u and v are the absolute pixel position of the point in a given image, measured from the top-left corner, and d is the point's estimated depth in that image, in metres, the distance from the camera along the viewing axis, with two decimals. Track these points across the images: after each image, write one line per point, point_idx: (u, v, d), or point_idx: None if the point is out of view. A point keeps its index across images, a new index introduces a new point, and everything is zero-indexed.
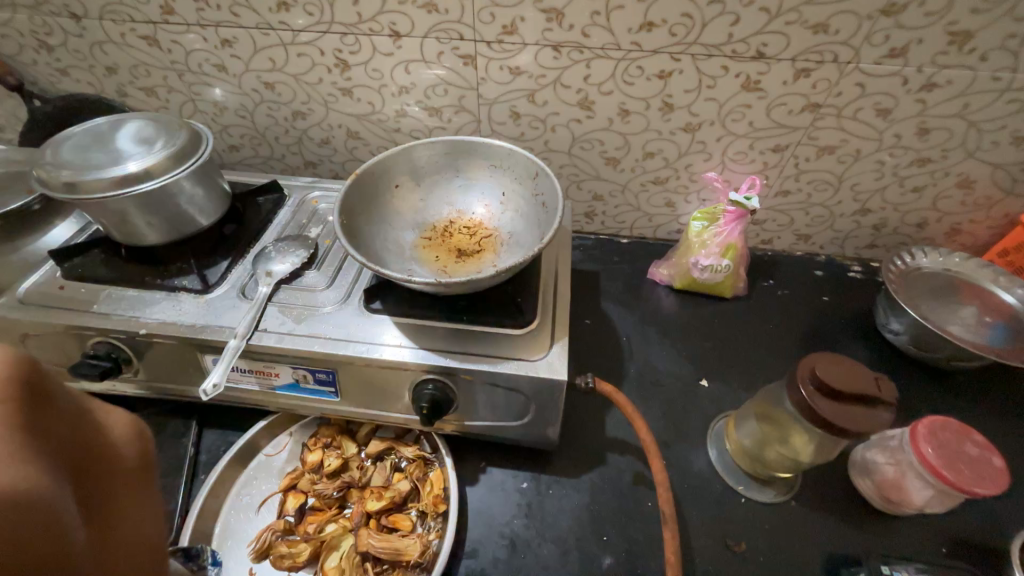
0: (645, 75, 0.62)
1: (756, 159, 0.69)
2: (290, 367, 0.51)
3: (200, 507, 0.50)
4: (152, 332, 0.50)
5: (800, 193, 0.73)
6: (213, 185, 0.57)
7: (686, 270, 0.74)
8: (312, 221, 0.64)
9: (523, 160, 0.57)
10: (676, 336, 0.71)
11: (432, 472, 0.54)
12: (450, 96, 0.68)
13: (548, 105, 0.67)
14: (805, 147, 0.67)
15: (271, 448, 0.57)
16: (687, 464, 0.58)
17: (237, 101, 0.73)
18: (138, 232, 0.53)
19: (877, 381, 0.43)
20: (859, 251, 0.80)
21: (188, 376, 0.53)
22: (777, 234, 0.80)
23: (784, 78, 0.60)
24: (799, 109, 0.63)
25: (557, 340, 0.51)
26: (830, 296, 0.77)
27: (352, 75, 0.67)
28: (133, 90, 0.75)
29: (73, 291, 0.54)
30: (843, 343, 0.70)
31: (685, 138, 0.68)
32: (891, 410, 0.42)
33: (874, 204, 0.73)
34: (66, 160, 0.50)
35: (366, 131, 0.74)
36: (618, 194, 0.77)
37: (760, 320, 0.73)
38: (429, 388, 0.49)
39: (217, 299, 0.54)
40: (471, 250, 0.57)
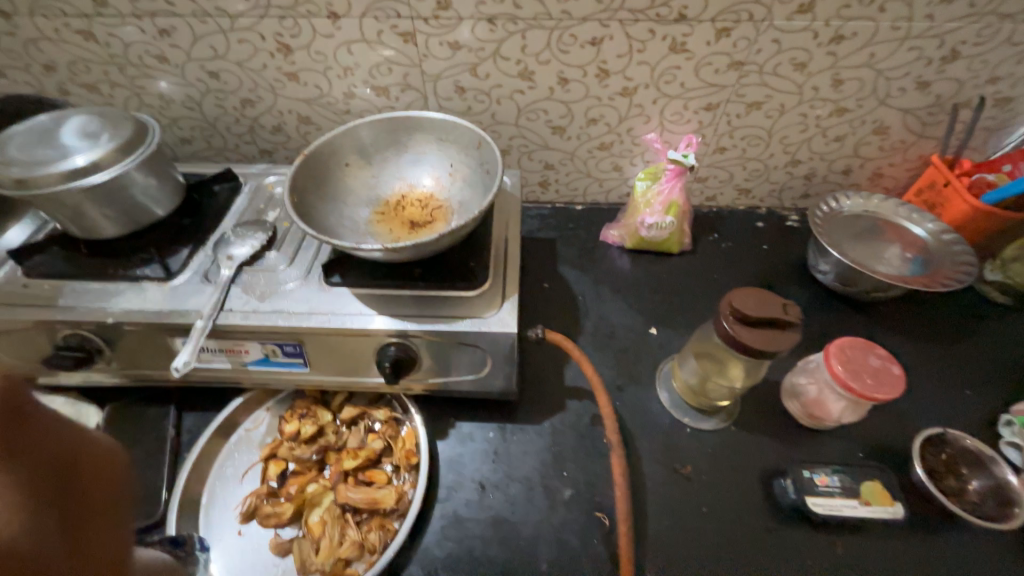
0: (578, 43, 0.65)
1: (692, 119, 0.73)
2: (259, 343, 0.54)
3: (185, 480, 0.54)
4: (120, 320, 0.52)
5: (735, 149, 0.77)
6: (165, 176, 0.59)
7: (635, 229, 0.79)
8: (269, 205, 0.66)
9: (467, 131, 0.60)
10: (628, 291, 0.76)
11: (404, 430, 0.59)
12: (395, 74, 0.70)
13: (490, 78, 0.69)
14: (735, 104, 0.71)
15: (250, 422, 0.61)
16: (639, 404, 0.64)
17: (183, 92, 0.74)
18: (95, 225, 0.55)
19: (785, 305, 0.49)
20: (796, 201, 0.86)
21: (162, 361, 0.56)
22: (719, 190, 0.85)
23: (707, 39, 0.64)
24: (724, 67, 0.67)
25: (508, 297, 0.55)
26: (769, 244, 0.83)
27: (295, 59, 0.68)
28: (75, 88, 0.74)
29: (36, 288, 0.55)
30: (779, 286, 0.77)
31: (624, 102, 0.72)
32: (799, 329, 0.48)
33: (803, 155, 0.78)
34: (13, 157, 0.50)
35: (317, 115, 0.76)
36: (568, 162, 0.81)
37: (705, 271, 0.79)
38: (392, 350, 0.53)
39: (182, 285, 0.56)
40: (424, 221, 0.60)
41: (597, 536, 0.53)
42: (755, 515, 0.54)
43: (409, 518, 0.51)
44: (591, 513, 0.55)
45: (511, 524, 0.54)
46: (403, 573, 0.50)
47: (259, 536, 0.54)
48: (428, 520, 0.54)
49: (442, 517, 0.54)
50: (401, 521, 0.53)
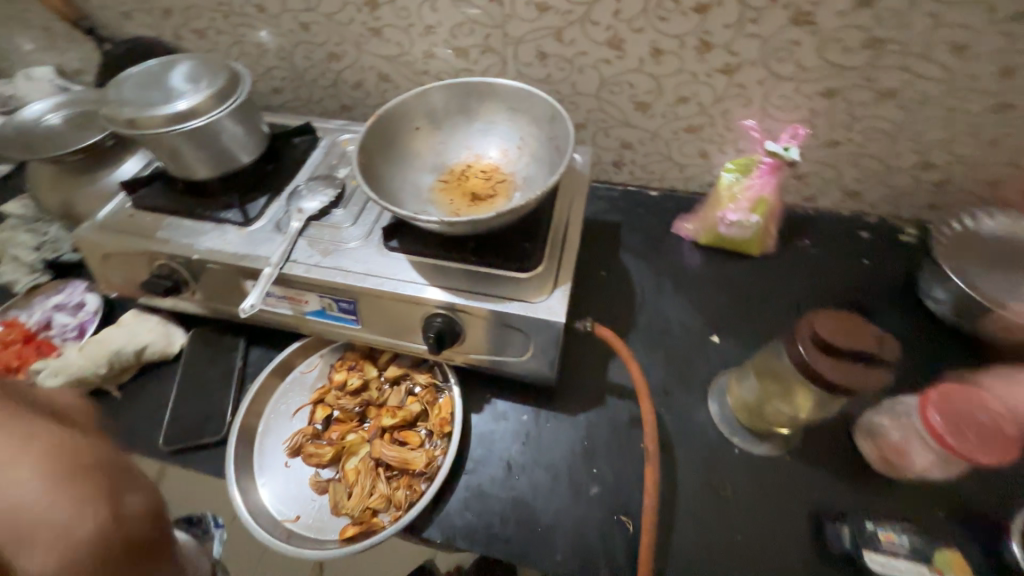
0: (680, 9, 0.58)
1: (803, 105, 0.63)
2: (318, 296, 0.57)
3: (247, 408, 0.60)
4: (204, 257, 0.58)
5: (851, 144, 0.66)
6: (252, 125, 0.62)
7: (712, 224, 0.72)
8: (342, 162, 0.67)
9: (541, 102, 0.56)
10: (694, 292, 0.70)
11: (441, 398, 0.60)
12: (476, 35, 0.67)
13: (575, 44, 0.64)
14: (861, 90, 0.60)
15: (305, 366, 0.66)
16: (685, 414, 0.59)
17: (277, 43, 0.76)
18: (189, 167, 0.59)
19: (879, 339, 0.42)
20: (917, 213, 0.73)
21: (236, 299, 0.61)
22: (821, 191, 0.74)
23: (841, 9, 0.54)
24: (855, 45, 0.56)
25: (561, 284, 0.53)
26: (872, 259, 0.71)
27: (381, 15, 0.68)
28: (187, 34, 0.79)
29: (140, 219, 0.62)
30: (876, 309, 0.66)
31: (723, 81, 0.64)
32: (892, 369, 0.41)
33: (938, 159, 0.65)
34: (127, 97, 0.55)
35: (396, 73, 0.75)
36: (648, 143, 0.74)
37: (787, 281, 0.70)
38: (438, 321, 0.54)
39: (257, 231, 0.60)
40: (485, 194, 0.58)
41: (619, 539, 0.51)
42: (800, 552, 0.50)
43: (436, 483, 0.53)
44: (615, 515, 0.53)
45: (532, 508, 0.54)
46: (423, 532, 0.53)
47: (304, 471, 0.59)
48: (454, 488, 0.55)
49: (466, 488, 0.55)
50: (427, 484, 0.55)
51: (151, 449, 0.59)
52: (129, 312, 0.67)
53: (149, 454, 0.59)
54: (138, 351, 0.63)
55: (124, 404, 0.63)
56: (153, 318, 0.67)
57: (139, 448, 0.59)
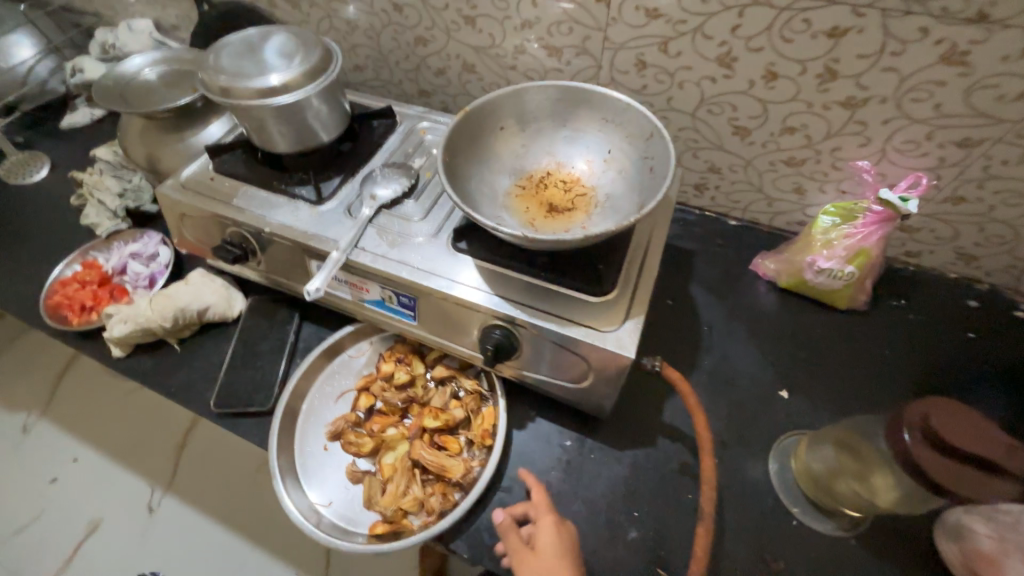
0: (810, 31, 0.52)
1: (931, 153, 0.56)
2: (380, 287, 0.56)
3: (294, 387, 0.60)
4: (274, 232, 0.58)
5: (979, 203, 0.59)
6: (336, 104, 0.61)
7: (798, 268, 0.66)
8: (417, 151, 0.66)
9: (640, 118, 0.52)
10: (766, 338, 0.65)
11: (485, 407, 0.58)
12: (574, 35, 0.63)
13: (680, 57, 0.60)
14: (1007, 146, 0.53)
15: (354, 351, 0.65)
16: (741, 470, 0.55)
17: (368, 21, 0.75)
18: (272, 140, 0.59)
19: (1008, 448, 0.38)
20: None
21: (298, 276, 0.61)
22: (928, 248, 0.66)
23: (1009, 52, 0.46)
24: (1014, 95, 0.49)
25: (633, 316, 0.49)
26: (978, 333, 0.64)
27: (478, 3, 0.65)
28: (282, 2, 0.80)
29: (219, 184, 0.62)
30: (975, 390, 0.59)
31: (841, 115, 0.57)
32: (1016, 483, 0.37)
33: None
34: (224, 65, 0.55)
35: (482, 65, 0.73)
36: (739, 170, 0.69)
37: (873, 342, 0.64)
38: (496, 334, 0.51)
39: (328, 212, 0.59)
40: (563, 206, 0.55)
41: None
42: None
43: (471, 496, 0.52)
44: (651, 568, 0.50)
45: None
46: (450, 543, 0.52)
47: (341, 457, 0.59)
48: (488, 503, 0.54)
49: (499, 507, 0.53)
50: (461, 495, 0.54)
51: (202, 409, 0.61)
52: (198, 270, 0.69)
53: (200, 413, 0.61)
54: (200, 311, 0.65)
55: (181, 360, 0.65)
56: (217, 279, 0.68)
57: (193, 406, 0.61)
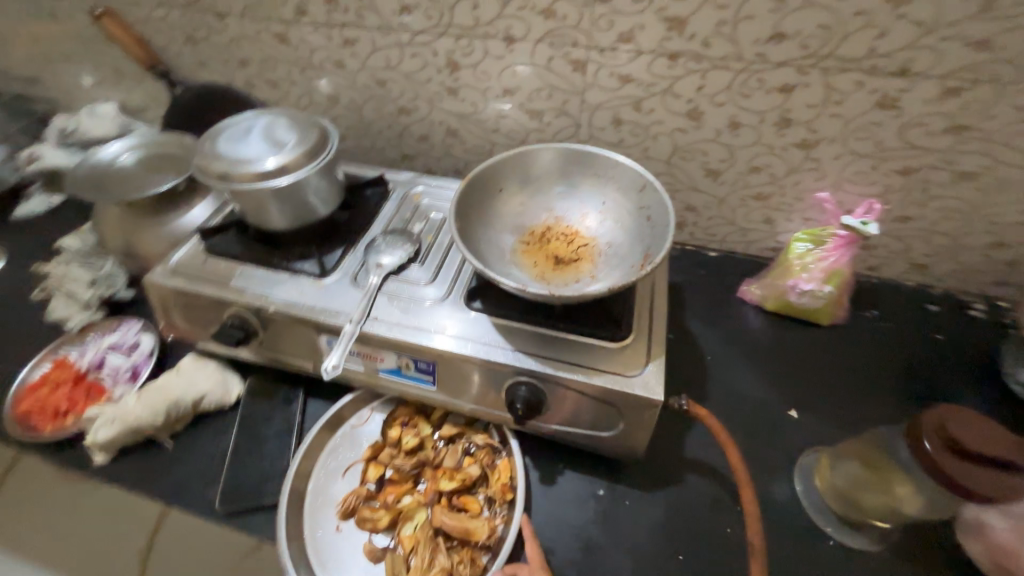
0: (764, 88, 0.59)
1: (878, 182, 0.64)
2: (396, 355, 0.55)
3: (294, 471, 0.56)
4: (279, 310, 0.56)
5: (924, 220, 0.66)
6: (334, 179, 0.62)
7: (781, 292, 0.71)
8: (415, 216, 0.67)
9: (630, 172, 0.57)
10: (765, 361, 0.68)
11: (500, 461, 0.57)
12: (553, 100, 0.68)
13: (653, 114, 0.65)
14: (939, 171, 0.61)
15: (356, 419, 0.63)
16: (770, 496, 0.56)
17: (348, 95, 0.78)
18: (270, 218, 0.59)
19: (1019, 447, 0.41)
20: (984, 288, 0.72)
21: (304, 353, 0.59)
22: (886, 262, 0.74)
23: (929, 97, 0.55)
24: (939, 131, 0.57)
25: (653, 358, 0.51)
26: (945, 334, 0.70)
27: (460, 76, 0.70)
28: (259, 82, 0.81)
29: (213, 266, 0.60)
30: (954, 388, 0.65)
31: (799, 155, 0.64)
32: None
33: (1012, 239, 0.65)
34: (222, 150, 0.56)
35: (465, 130, 0.76)
36: (713, 208, 0.74)
37: (859, 353, 0.69)
38: (522, 391, 0.51)
39: (333, 284, 0.58)
40: (569, 258, 0.57)
41: None
42: None
43: (501, 557, 0.50)
44: None
45: None
46: None
47: (356, 537, 0.55)
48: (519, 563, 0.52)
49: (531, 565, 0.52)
50: (490, 557, 0.52)
51: (202, 512, 0.55)
52: (188, 356, 0.64)
53: (200, 517, 0.55)
54: (197, 400, 0.61)
55: (172, 460, 0.59)
56: (211, 364, 0.64)
57: (192, 509, 0.55)
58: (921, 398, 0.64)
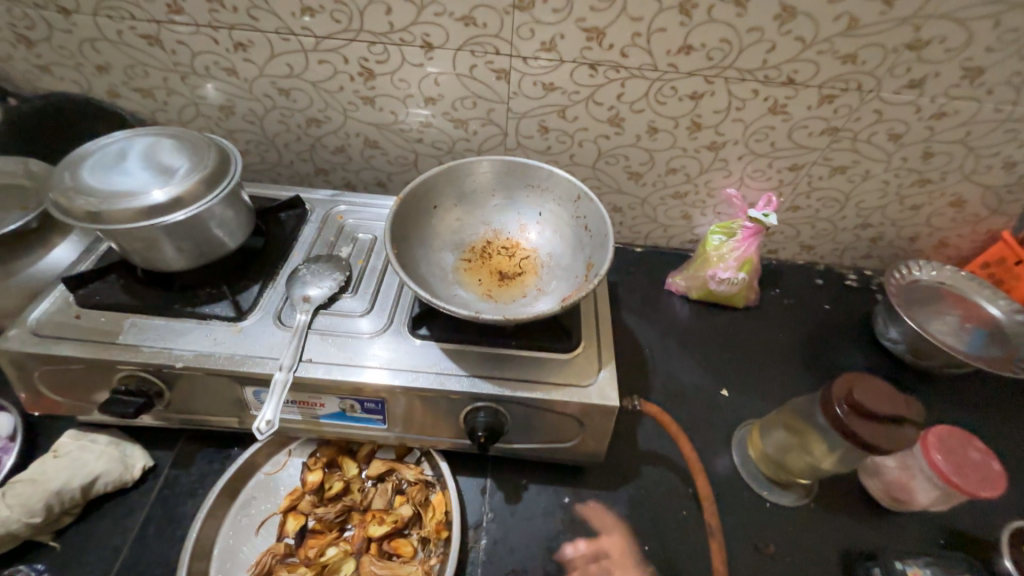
0: (677, 95, 0.63)
1: (773, 177, 0.72)
2: (339, 398, 0.50)
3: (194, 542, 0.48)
4: (188, 365, 0.48)
5: (810, 208, 0.76)
6: (241, 206, 0.55)
7: (703, 282, 0.77)
8: (341, 239, 0.62)
9: (564, 182, 0.57)
10: (696, 347, 0.74)
11: (434, 496, 0.54)
12: (478, 109, 0.66)
13: (578, 121, 0.66)
14: (820, 167, 0.70)
15: (271, 466, 0.56)
16: (714, 473, 0.61)
17: (245, 105, 0.68)
18: (164, 258, 0.50)
19: (907, 402, 0.49)
20: (855, 261, 0.85)
21: (226, 408, 0.52)
22: (783, 246, 0.83)
23: (810, 103, 0.62)
24: (819, 132, 0.65)
25: (605, 364, 0.52)
26: (833, 304, 0.81)
27: (376, 84, 0.65)
28: (127, 92, 0.68)
29: (92, 321, 0.50)
30: (844, 350, 0.75)
31: (708, 156, 0.70)
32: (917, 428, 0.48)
33: (875, 220, 0.77)
34: (88, 183, 0.46)
35: (386, 141, 0.71)
36: (637, 207, 0.78)
37: (770, 329, 0.77)
38: (482, 417, 0.49)
39: (254, 327, 0.52)
40: (513, 272, 0.56)
41: None
42: None
43: None
44: None
45: None
46: None
47: None
48: None
49: None
50: None
51: None
52: (66, 434, 0.53)
53: None
54: (85, 486, 0.50)
55: (62, 562, 0.49)
56: (99, 439, 0.53)
57: None
58: (821, 364, 0.73)
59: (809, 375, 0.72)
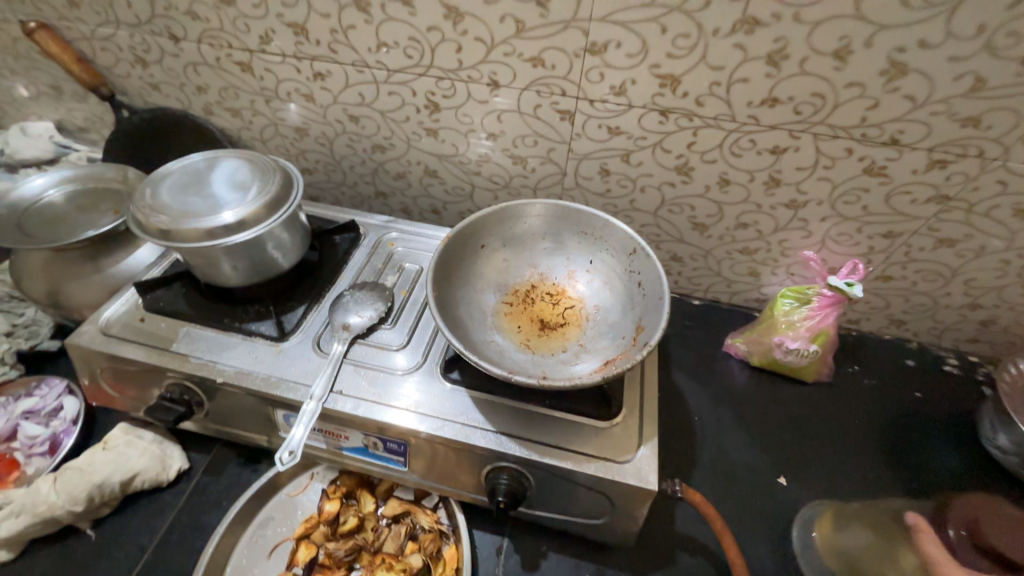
0: (755, 148, 0.57)
1: (862, 243, 0.64)
2: (363, 434, 0.49)
3: (209, 558, 0.48)
4: (227, 381, 0.49)
5: (904, 280, 0.66)
6: (298, 229, 0.56)
7: (768, 349, 0.69)
8: (388, 266, 0.62)
9: (620, 233, 0.54)
10: (753, 421, 0.66)
11: (446, 548, 0.52)
12: (539, 147, 0.65)
13: (642, 166, 0.63)
14: (922, 237, 0.61)
15: (292, 487, 0.56)
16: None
17: (318, 129, 0.72)
18: (222, 275, 0.53)
19: None
20: (957, 344, 0.72)
21: (257, 426, 0.52)
22: (867, 317, 0.73)
23: (915, 167, 0.54)
24: (924, 199, 0.57)
25: (646, 440, 0.47)
26: (924, 392, 0.70)
27: (441, 117, 0.65)
28: (219, 110, 0.74)
29: (153, 326, 0.54)
30: (935, 450, 0.64)
31: (785, 214, 0.63)
32: None
33: (987, 301, 0.65)
34: (165, 201, 0.49)
35: (444, 170, 0.72)
36: (699, 259, 0.72)
37: (843, 412, 0.67)
38: (504, 479, 0.46)
39: (293, 349, 0.52)
40: (555, 322, 0.53)
41: None
42: None
43: None
44: None
45: None
46: None
47: None
48: None
49: None
50: None
51: None
52: (118, 426, 0.56)
53: None
54: (125, 482, 0.52)
55: (94, 553, 0.51)
56: (145, 436, 0.56)
57: None
58: (905, 462, 0.63)
59: (889, 474, 0.61)
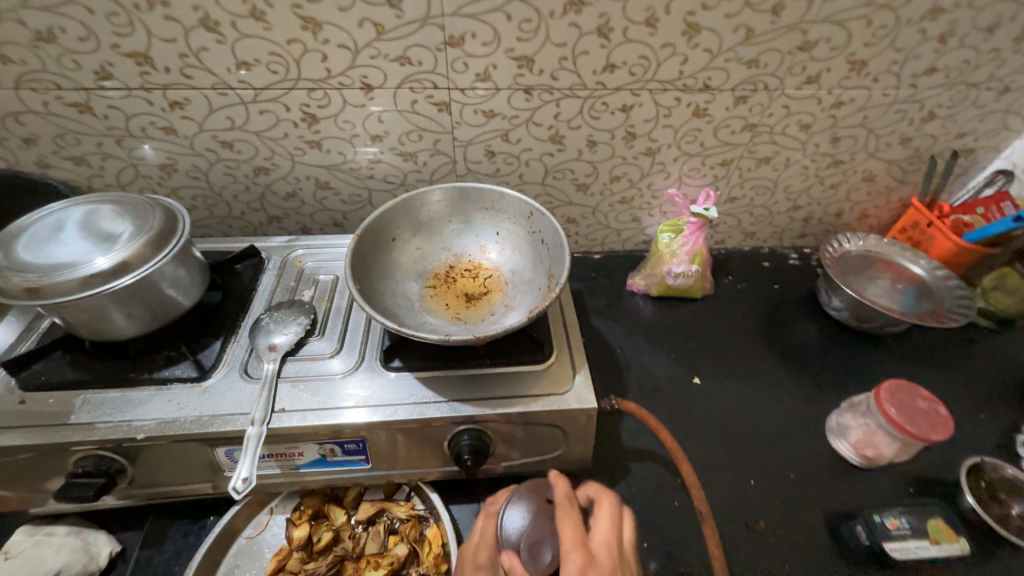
0: (609, 109, 0.67)
1: (708, 174, 0.77)
2: (317, 444, 0.49)
3: None
4: (149, 435, 0.46)
5: (745, 198, 0.82)
6: (194, 264, 0.53)
7: (661, 278, 0.81)
8: (302, 282, 0.61)
9: (516, 202, 0.60)
10: (663, 340, 0.77)
11: (428, 530, 0.53)
12: (425, 141, 0.69)
13: (521, 142, 0.70)
14: (747, 159, 0.76)
15: (251, 529, 0.54)
16: (698, 459, 0.63)
17: (187, 162, 0.68)
18: (115, 327, 0.48)
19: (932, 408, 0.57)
20: (794, 241, 0.91)
21: (197, 474, 0.49)
22: (727, 235, 0.89)
23: (727, 104, 0.68)
24: (739, 129, 0.71)
25: (579, 370, 0.53)
26: (780, 283, 0.87)
27: (321, 128, 0.66)
28: (58, 161, 0.66)
29: (38, 404, 0.47)
30: (797, 323, 0.80)
31: (646, 161, 0.74)
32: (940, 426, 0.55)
33: (803, 201, 0.84)
34: (26, 260, 0.44)
35: (337, 181, 0.72)
36: (590, 216, 0.82)
37: (728, 314, 0.81)
38: (466, 440, 0.50)
39: (219, 384, 0.50)
40: (478, 292, 0.58)
41: None
42: (804, 564, 0.54)
43: None
44: None
45: None
46: None
47: None
48: None
49: None
50: None
51: None
52: (18, 532, 0.49)
53: None
54: None
55: None
56: (57, 531, 0.50)
57: None
58: (779, 340, 0.78)
59: (771, 352, 0.76)
